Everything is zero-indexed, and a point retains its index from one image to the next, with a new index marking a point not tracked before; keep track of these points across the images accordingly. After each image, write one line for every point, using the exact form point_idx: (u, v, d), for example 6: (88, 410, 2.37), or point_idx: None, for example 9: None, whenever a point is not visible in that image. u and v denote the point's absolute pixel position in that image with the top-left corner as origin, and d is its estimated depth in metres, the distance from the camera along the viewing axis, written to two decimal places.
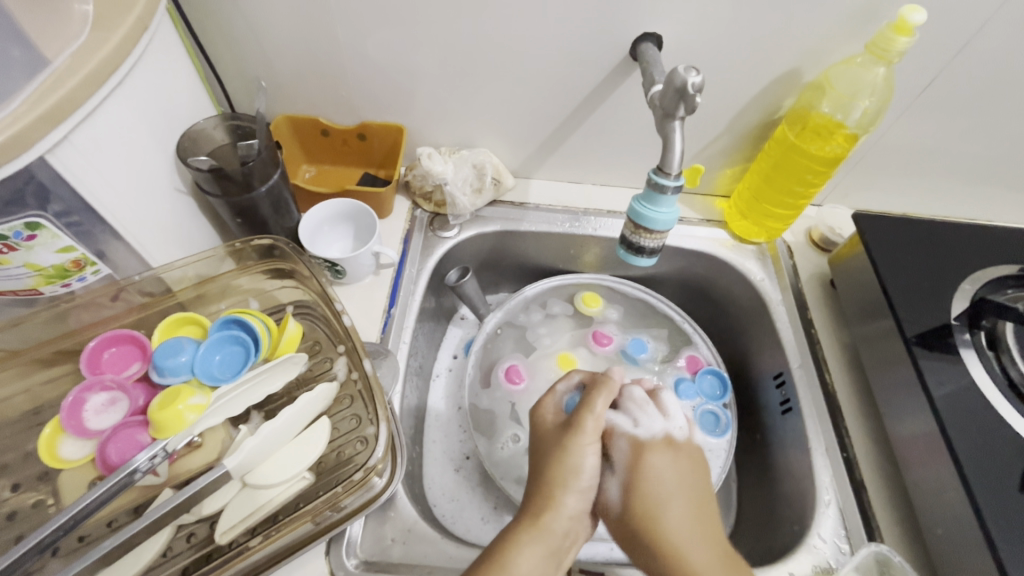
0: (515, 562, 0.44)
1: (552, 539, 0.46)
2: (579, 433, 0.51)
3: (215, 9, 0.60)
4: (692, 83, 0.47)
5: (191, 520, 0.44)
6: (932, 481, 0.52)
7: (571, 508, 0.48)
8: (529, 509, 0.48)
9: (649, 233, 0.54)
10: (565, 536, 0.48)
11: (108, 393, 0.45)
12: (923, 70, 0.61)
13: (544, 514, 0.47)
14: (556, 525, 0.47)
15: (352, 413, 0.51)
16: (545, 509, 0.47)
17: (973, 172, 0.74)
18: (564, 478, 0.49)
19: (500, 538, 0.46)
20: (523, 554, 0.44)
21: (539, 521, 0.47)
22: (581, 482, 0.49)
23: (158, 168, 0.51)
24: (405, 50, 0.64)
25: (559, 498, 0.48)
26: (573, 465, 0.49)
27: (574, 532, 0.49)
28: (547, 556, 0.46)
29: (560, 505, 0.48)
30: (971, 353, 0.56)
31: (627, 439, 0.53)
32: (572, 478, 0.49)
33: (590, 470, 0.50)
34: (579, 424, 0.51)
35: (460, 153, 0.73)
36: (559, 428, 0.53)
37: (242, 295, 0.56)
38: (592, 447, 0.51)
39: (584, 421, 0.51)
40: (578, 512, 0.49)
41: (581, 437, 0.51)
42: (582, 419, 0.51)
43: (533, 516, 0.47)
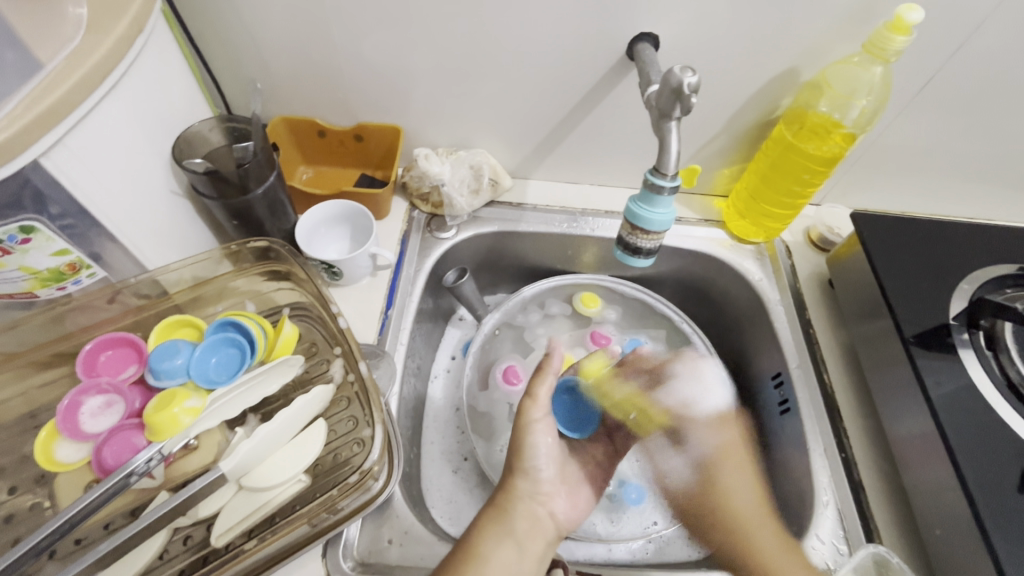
0: (482, 547, 0.49)
1: (513, 525, 0.52)
2: (524, 417, 0.56)
3: (211, 10, 0.60)
4: (688, 84, 0.46)
5: (186, 523, 0.43)
6: (930, 482, 0.52)
7: (526, 490, 0.55)
8: (495, 500, 0.54)
9: (645, 234, 0.54)
10: (526, 519, 0.53)
11: (104, 396, 0.45)
12: (921, 69, 0.61)
13: (502, 498, 0.53)
14: (514, 507, 0.53)
15: (349, 415, 0.50)
16: (504, 493, 0.54)
17: (972, 172, 0.74)
18: (516, 460, 0.56)
19: (470, 531, 0.51)
20: (488, 539, 0.50)
21: (501, 507, 0.53)
22: (529, 462, 0.56)
23: (154, 171, 0.51)
24: (402, 51, 0.64)
25: (515, 481, 0.55)
26: (521, 446, 0.56)
27: (538, 521, 0.54)
28: (512, 540, 0.50)
29: (516, 488, 0.55)
30: (969, 353, 0.56)
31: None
32: (518, 460, 0.56)
33: (540, 451, 0.56)
34: (523, 411, 0.57)
35: (457, 154, 0.73)
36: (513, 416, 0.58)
37: (238, 298, 0.56)
38: (540, 430, 0.56)
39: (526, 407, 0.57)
40: (536, 495, 0.55)
41: (530, 420, 0.56)
42: (526, 407, 0.57)
43: (497, 505, 0.53)
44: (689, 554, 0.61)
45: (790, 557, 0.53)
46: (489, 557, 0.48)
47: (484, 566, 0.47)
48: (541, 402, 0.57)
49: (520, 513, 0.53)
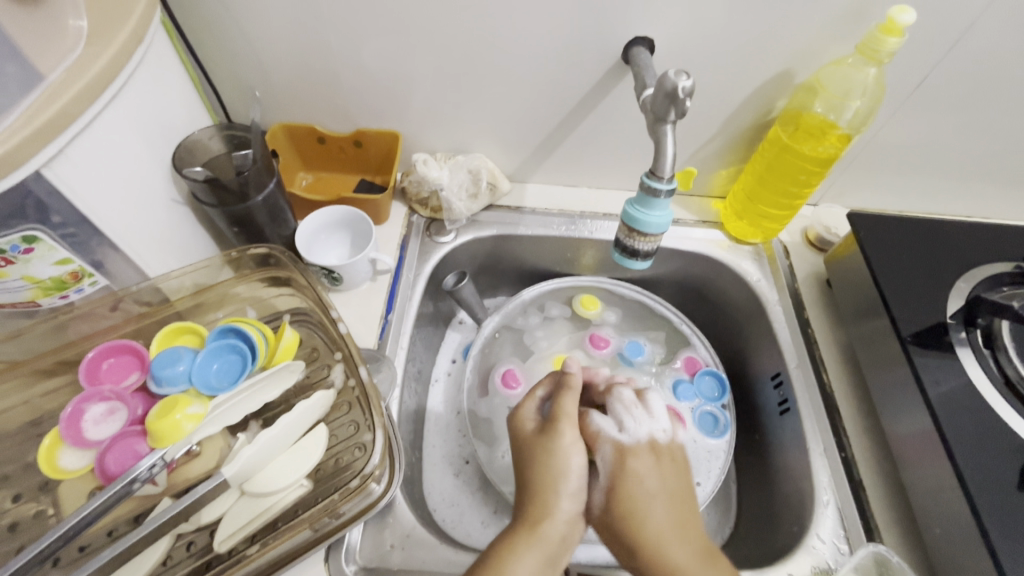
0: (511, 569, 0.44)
1: (548, 546, 0.47)
2: (557, 437, 0.51)
3: (209, 20, 0.60)
4: (682, 87, 0.47)
5: (189, 529, 0.44)
6: (930, 480, 0.52)
7: (566, 512, 0.48)
8: (527, 518, 0.48)
9: (643, 236, 0.54)
10: (561, 542, 0.48)
11: (106, 404, 0.46)
12: (914, 69, 0.62)
13: (540, 522, 0.47)
14: (551, 532, 0.47)
15: (350, 420, 0.51)
16: (543, 517, 0.48)
17: (968, 171, 0.74)
18: (553, 482, 0.49)
19: (501, 536, 0.47)
20: (518, 561, 0.45)
21: (535, 529, 0.47)
22: (571, 483, 0.49)
23: (154, 179, 0.51)
24: (399, 57, 0.65)
25: (555, 502, 0.48)
26: (562, 467, 0.50)
27: (573, 538, 0.49)
28: (545, 561, 0.46)
29: (555, 511, 0.48)
30: (967, 351, 0.56)
31: (611, 444, 0.53)
32: (561, 482, 0.49)
33: (577, 471, 0.50)
34: (557, 431, 0.51)
35: (456, 158, 0.74)
36: (537, 433, 0.53)
37: (239, 304, 0.57)
38: (575, 451, 0.51)
39: (561, 422, 0.52)
40: (575, 517, 0.49)
41: (561, 440, 0.51)
42: (559, 422, 0.52)
43: (529, 524, 0.47)
44: None
45: None
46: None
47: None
48: (572, 418, 0.53)
49: (555, 533, 0.47)
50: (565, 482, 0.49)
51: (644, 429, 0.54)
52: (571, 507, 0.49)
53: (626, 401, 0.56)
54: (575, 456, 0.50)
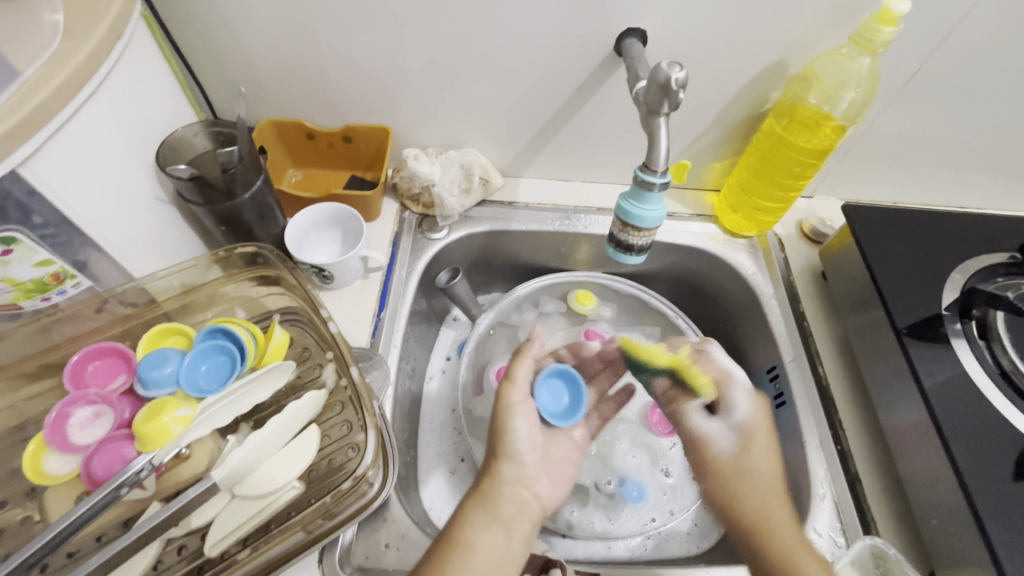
0: (467, 532, 0.49)
1: (499, 508, 0.52)
2: (506, 399, 0.58)
3: (193, 13, 0.59)
4: (675, 79, 0.46)
5: (179, 534, 0.43)
6: (926, 472, 0.52)
7: (510, 474, 0.55)
8: (480, 485, 0.54)
9: (637, 231, 0.53)
10: (510, 502, 0.53)
11: (92, 407, 0.45)
12: (909, 60, 0.61)
13: (484, 483, 0.54)
14: (500, 492, 0.54)
15: (343, 419, 0.50)
16: (488, 480, 0.55)
17: (962, 161, 0.74)
18: (500, 447, 0.57)
19: (458, 508, 0.52)
20: (473, 524, 0.50)
21: (482, 491, 0.54)
22: (513, 445, 0.57)
23: (136, 177, 0.50)
24: (389, 51, 0.63)
25: (499, 466, 0.56)
26: (505, 428, 0.58)
27: (524, 503, 0.55)
28: (499, 522, 0.51)
29: (499, 473, 0.55)
30: (962, 343, 0.56)
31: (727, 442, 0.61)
32: (503, 445, 0.57)
33: (520, 434, 0.58)
34: (503, 394, 0.59)
35: (447, 153, 0.73)
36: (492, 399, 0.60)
37: (228, 304, 0.56)
38: (519, 412, 0.58)
39: (507, 387, 0.59)
40: (520, 479, 0.56)
41: (509, 402, 0.58)
42: (505, 390, 0.59)
43: (481, 491, 0.54)
44: (687, 549, 0.63)
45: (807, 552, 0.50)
46: (476, 541, 0.48)
47: (470, 554, 0.47)
48: (519, 385, 0.59)
49: (505, 497, 0.54)
50: (510, 447, 0.57)
51: (727, 425, 0.62)
52: (515, 472, 0.56)
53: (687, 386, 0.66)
54: (516, 415, 0.58)
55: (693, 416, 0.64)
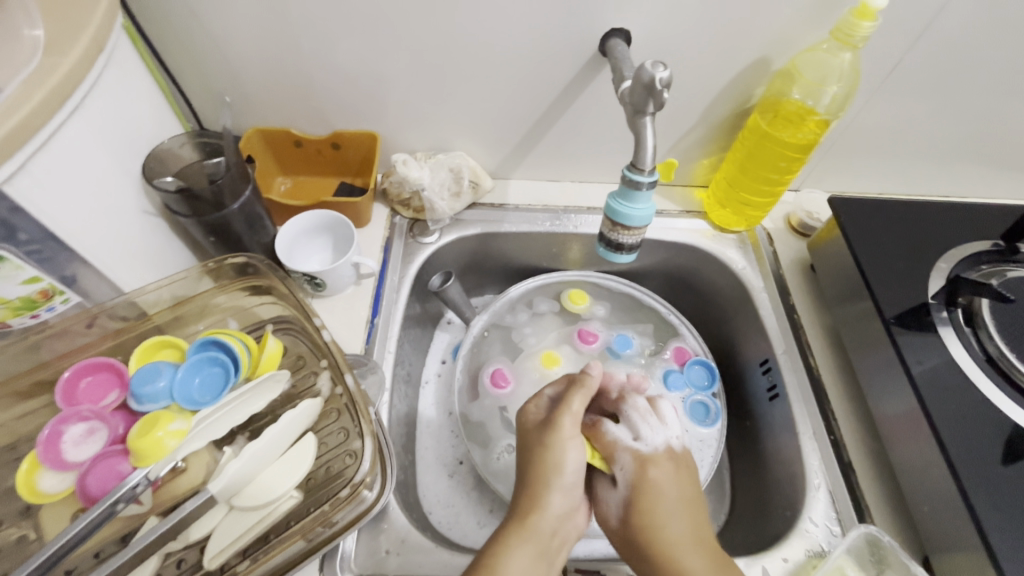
0: (506, 562, 0.45)
1: (540, 540, 0.47)
2: (558, 431, 0.51)
3: (175, 24, 0.59)
4: (660, 79, 0.46)
5: (178, 547, 0.43)
6: (918, 459, 0.53)
7: (559, 508, 0.49)
8: (523, 514, 0.48)
9: (626, 230, 0.54)
10: (554, 537, 0.48)
11: (86, 423, 0.44)
12: (889, 52, 0.62)
13: (529, 515, 0.48)
14: (542, 524, 0.48)
15: (339, 427, 0.50)
16: (532, 511, 0.48)
17: (944, 151, 0.75)
18: (547, 478, 0.50)
19: (499, 527, 0.48)
20: (512, 554, 0.46)
21: (525, 523, 0.48)
22: (565, 478, 0.50)
23: (121, 190, 0.49)
24: (374, 56, 0.63)
25: (546, 498, 0.49)
26: (558, 462, 0.50)
27: (563, 534, 0.50)
28: (539, 556, 0.47)
29: (545, 506, 0.49)
30: (949, 331, 0.56)
31: (630, 453, 0.53)
32: (555, 479, 0.50)
33: (573, 468, 0.50)
34: (557, 420, 0.52)
35: (436, 157, 0.73)
36: (540, 426, 0.53)
37: (220, 315, 0.56)
38: (574, 445, 0.51)
39: (562, 419, 0.52)
40: (566, 512, 0.50)
41: (562, 435, 0.51)
42: (560, 420, 0.52)
43: (523, 518, 0.48)
44: None
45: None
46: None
47: None
48: (578, 414, 0.53)
49: (548, 529, 0.48)
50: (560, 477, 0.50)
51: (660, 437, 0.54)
52: (563, 502, 0.50)
53: (641, 409, 0.56)
54: (572, 448, 0.51)
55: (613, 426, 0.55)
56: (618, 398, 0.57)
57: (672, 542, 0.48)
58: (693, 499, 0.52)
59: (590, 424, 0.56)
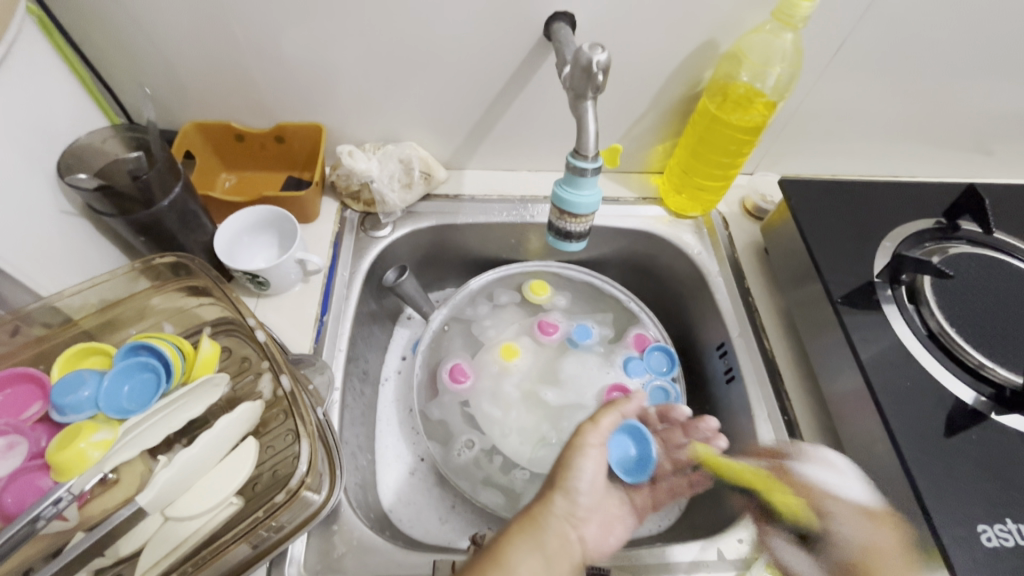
0: (510, 553, 0.42)
1: (544, 538, 0.45)
2: (580, 438, 0.52)
3: (94, 12, 0.55)
4: (597, 62, 0.46)
5: (108, 563, 0.41)
6: (865, 436, 0.54)
7: (561, 508, 0.49)
8: (529, 509, 0.47)
9: (573, 218, 0.53)
10: (557, 537, 0.46)
11: (3, 438, 0.42)
12: (831, 33, 0.62)
13: (536, 508, 0.47)
14: (548, 522, 0.47)
15: (285, 429, 0.48)
16: (540, 507, 0.47)
17: (891, 132, 0.76)
18: (560, 479, 0.51)
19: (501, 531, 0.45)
20: (515, 545, 0.43)
21: (534, 519, 0.46)
22: (575, 482, 0.51)
23: (34, 191, 0.47)
24: (313, 44, 0.61)
25: (551, 497, 0.49)
26: (570, 464, 0.51)
27: (567, 543, 0.47)
28: (544, 554, 0.44)
29: (551, 503, 0.48)
30: (893, 308, 0.57)
31: (850, 508, 0.47)
32: (563, 479, 0.51)
33: (585, 475, 0.51)
34: (580, 433, 0.53)
35: (385, 148, 0.71)
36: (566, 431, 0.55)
37: (156, 318, 0.53)
38: (591, 456, 0.52)
39: (585, 427, 0.53)
40: (571, 516, 0.49)
41: (585, 443, 0.52)
42: (584, 429, 0.53)
43: (531, 516, 0.47)
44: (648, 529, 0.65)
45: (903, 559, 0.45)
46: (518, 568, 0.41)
47: None
48: (602, 429, 0.53)
49: (556, 528, 0.47)
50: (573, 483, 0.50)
51: None
52: (569, 503, 0.50)
53: None
54: (591, 455, 0.52)
55: (806, 470, 0.50)
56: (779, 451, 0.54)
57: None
58: (910, 556, 0.46)
59: (773, 467, 0.52)
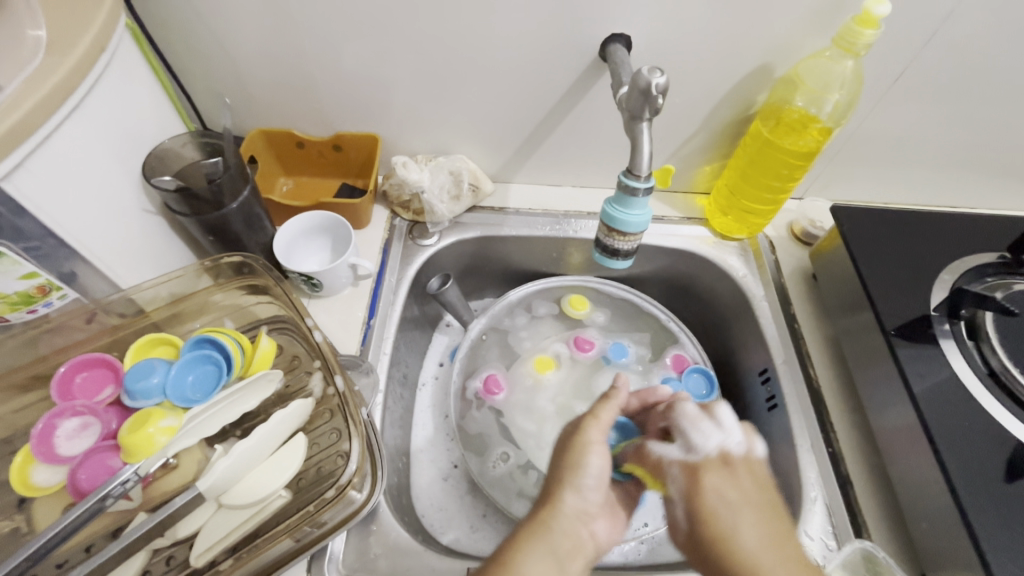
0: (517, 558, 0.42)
1: (554, 540, 0.44)
2: (584, 435, 0.49)
3: (180, 27, 0.60)
4: (656, 85, 0.47)
5: (166, 543, 0.43)
6: (918, 475, 0.52)
7: (572, 506, 0.47)
8: (536, 513, 0.46)
9: (622, 236, 0.53)
10: (567, 537, 0.45)
11: (79, 418, 0.45)
12: (892, 62, 0.61)
13: (543, 511, 0.46)
14: (558, 523, 0.45)
15: (332, 427, 0.50)
16: (546, 508, 0.46)
17: (951, 161, 0.74)
18: (567, 474, 0.48)
19: (518, 523, 0.46)
20: (526, 555, 0.42)
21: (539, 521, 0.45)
22: (582, 479, 0.47)
23: (121, 189, 0.50)
24: (376, 60, 0.64)
25: (559, 498, 0.47)
26: (578, 463, 0.48)
27: (580, 540, 0.46)
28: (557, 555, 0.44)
29: (560, 503, 0.46)
30: (950, 343, 0.56)
31: (679, 465, 0.48)
32: (570, 473, 0.48)
33: (593, 471, 0.48)
34: (583, 429, 0.50)
35: (436, 160, 0.73)
36: (568, 429, 0.52)
37: (218, 313, 0.56)
38: (597, 451, 0.49)
39: (588, 423, 0.50)
40: (582, 513, 0.47)
41: (587, 440, 0.49)
42: (585, 424, 0.50)
43: (538, 519, 0.45)
44: None
45: (779, 550, 0.42)
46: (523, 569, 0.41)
47: None
48: (603, 423, 0.51)
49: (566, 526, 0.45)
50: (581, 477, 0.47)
51: (714, 440, 0.48)
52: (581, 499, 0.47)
53: (691, 416, 0.51)
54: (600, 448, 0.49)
55: (660, 446, 0.51)
56: (666, 411, 0.53)
57: (699, 538, 0.44)
58: (765, 506, 0.45)
59: (635, 451, 0.53)
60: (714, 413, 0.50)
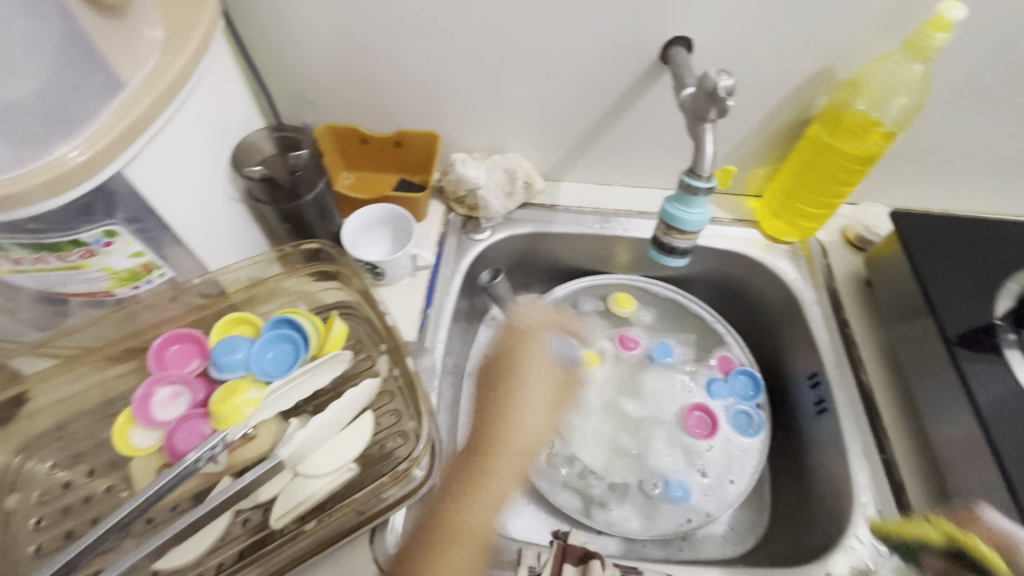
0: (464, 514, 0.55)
1: (489, 494, 0.56)
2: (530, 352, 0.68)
3: (262, 28, 0.64)
4: (723, 87, 0.47)
5: (248, 506, 0.46)
6: (977, 483, 0.51)
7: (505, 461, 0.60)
8: (443, 517, 0.55)
9: (680, 235, 0.54)
10: (490, 507, 0.56)
11: (172, 387, 0.49)
12: (962, 65, 0.60)
13: (490, 460, 0.60)
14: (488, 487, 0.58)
15: (393, 409, 0.54)
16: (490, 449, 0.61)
17: (1021, 169, 0.72)
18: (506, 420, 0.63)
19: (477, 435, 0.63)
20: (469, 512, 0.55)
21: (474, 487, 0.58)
22: (530, 402, 0.64)
23: (214, 177, 0.54)
24: (442, 60, 0.67)
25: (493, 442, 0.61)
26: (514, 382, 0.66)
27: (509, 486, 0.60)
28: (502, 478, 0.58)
29: (505, 452, 0.60)
30: (1016, 353, 0.55)
31: None
32: (506, 434, 0.62)
33: (530, 383, 0.66)
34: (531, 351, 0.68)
35: (492, 157, 0.75)
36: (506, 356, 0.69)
37: (289, 297, 0.60)
38: (535, 363, 0.67)
39: (532, 346, 0.69)
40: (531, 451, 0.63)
41: (534, 348, 0.69)
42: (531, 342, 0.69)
43: (480, 463, 0.60)
44: (723, 552, 0.66)
45: None
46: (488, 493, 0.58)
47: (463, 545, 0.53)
48: (541, 348, 0.69)
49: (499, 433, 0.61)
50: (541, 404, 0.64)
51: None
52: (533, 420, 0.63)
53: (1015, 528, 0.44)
54: (536, 369, 0.67)
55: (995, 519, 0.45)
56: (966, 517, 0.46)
57: None
58: None
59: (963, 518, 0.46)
60: (982, 515, 0.45)
